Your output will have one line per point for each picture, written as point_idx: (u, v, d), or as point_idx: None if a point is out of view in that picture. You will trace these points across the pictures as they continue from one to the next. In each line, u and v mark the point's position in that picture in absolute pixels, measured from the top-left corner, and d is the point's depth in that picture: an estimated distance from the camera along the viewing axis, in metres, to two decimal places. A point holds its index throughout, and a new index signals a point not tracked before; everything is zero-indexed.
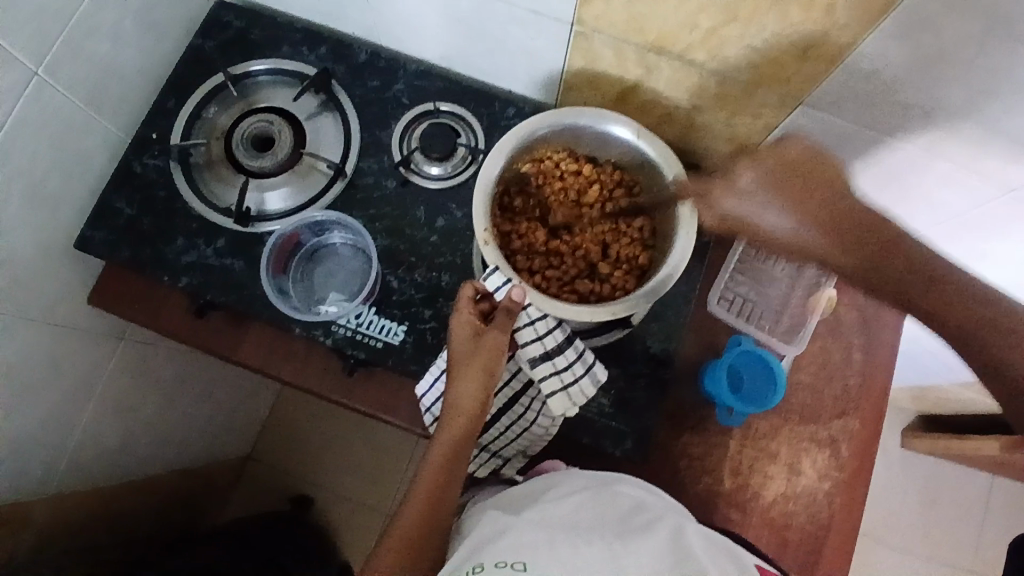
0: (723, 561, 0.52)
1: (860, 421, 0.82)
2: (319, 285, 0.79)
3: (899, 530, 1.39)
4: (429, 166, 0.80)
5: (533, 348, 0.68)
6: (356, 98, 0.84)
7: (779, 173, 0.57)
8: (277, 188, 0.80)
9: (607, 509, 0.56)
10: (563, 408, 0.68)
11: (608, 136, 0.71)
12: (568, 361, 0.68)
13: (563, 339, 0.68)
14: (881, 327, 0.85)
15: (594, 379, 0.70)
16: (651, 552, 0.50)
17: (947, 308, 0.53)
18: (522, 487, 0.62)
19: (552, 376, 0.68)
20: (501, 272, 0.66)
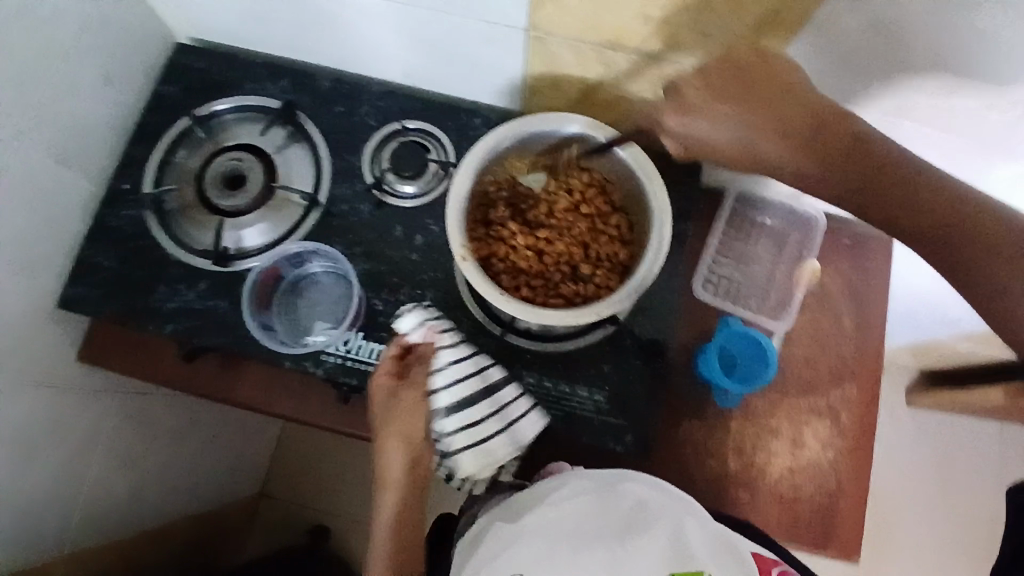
0: (724, 554, 0.53)
1: (857, 388, 0.83)
2: (298, 317, 0.79)
3: (913, 489, 1.39)
4: (402, 186, 0.81)
5: (447, 397, 0.71)
6: (323, 126, 0.84)
7: (719, 88, 0.56)
8: (252, 225, 0.79)
9: (607, 511, 0.56)
10: (471, 464, 0.71)
11: (573, 138, 0.71)
12: (482, 417, 0.71)
13: (478, 392, 0.72)
14: (868, 293, 0.86)
15: (515, 439, 0.72)
16: (648, 551, 0.51)
17: (926, 213, 0.51)
18: (526, 490, 0.62)
19: (464, 431, 0.71)
20: (412, 319, 0.72)
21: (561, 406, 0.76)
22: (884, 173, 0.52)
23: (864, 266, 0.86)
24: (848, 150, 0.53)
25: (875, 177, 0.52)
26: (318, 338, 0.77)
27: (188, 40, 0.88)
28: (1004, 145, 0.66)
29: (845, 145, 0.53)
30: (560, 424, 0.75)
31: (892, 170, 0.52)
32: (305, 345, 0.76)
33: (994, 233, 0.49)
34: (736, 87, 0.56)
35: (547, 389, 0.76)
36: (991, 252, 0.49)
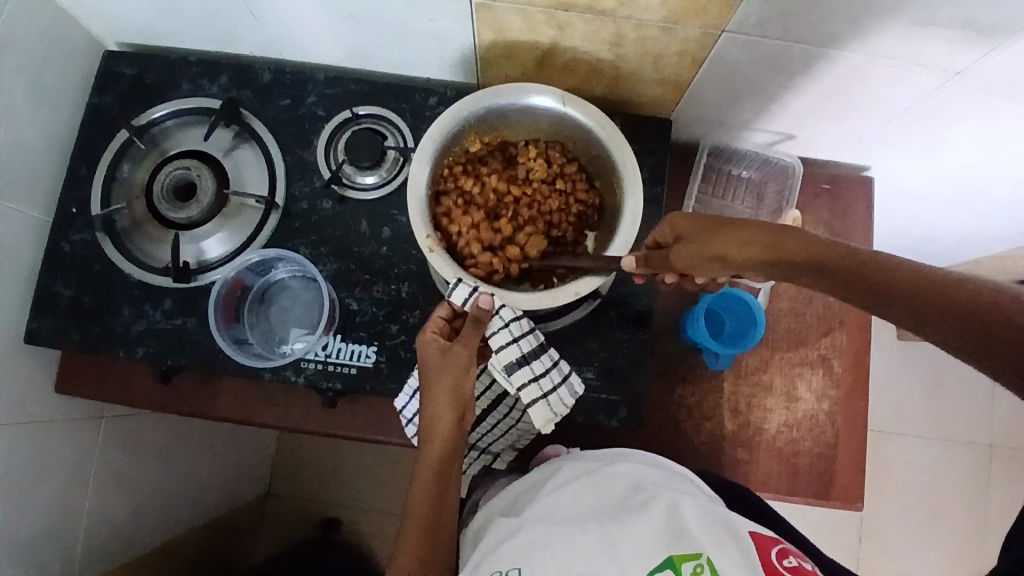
0: (723, 530, 0.53)
1: (848, 335, 0.81)
2: (267, 325, 0.76)
3: (909, 418, 1.41)
4: (362, 177, 0.76)
5: (510, 353, 0.65)
6: (270, 122, 0.79)
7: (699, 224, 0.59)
8: (210, 235, 0.76)
9: (604, 494, 0.57)
10: (544, 418, 0.67)
11: (533, 109, 0.66)
12: (545, 371, 0.68)
13: (535, 347, 0.67)
14: (851, 237, 0.84)
15: (571, 390, 0.69)
16: (642, 533, 0.52)
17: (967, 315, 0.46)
18: (522, 481, 0.63)
19: (532, 383, 0.67)
20: (464, 285, 0.63)
21: None
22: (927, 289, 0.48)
23: (845, 209, 0.85)
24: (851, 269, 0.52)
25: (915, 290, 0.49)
26: (296, 346, 0.73)
27: (117, 45, 0.83)
28: (980, 71, 0.63)
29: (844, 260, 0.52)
30: None
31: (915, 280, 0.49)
32: (284, 356, 0.73)
33: None
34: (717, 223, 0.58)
35: None
36: None
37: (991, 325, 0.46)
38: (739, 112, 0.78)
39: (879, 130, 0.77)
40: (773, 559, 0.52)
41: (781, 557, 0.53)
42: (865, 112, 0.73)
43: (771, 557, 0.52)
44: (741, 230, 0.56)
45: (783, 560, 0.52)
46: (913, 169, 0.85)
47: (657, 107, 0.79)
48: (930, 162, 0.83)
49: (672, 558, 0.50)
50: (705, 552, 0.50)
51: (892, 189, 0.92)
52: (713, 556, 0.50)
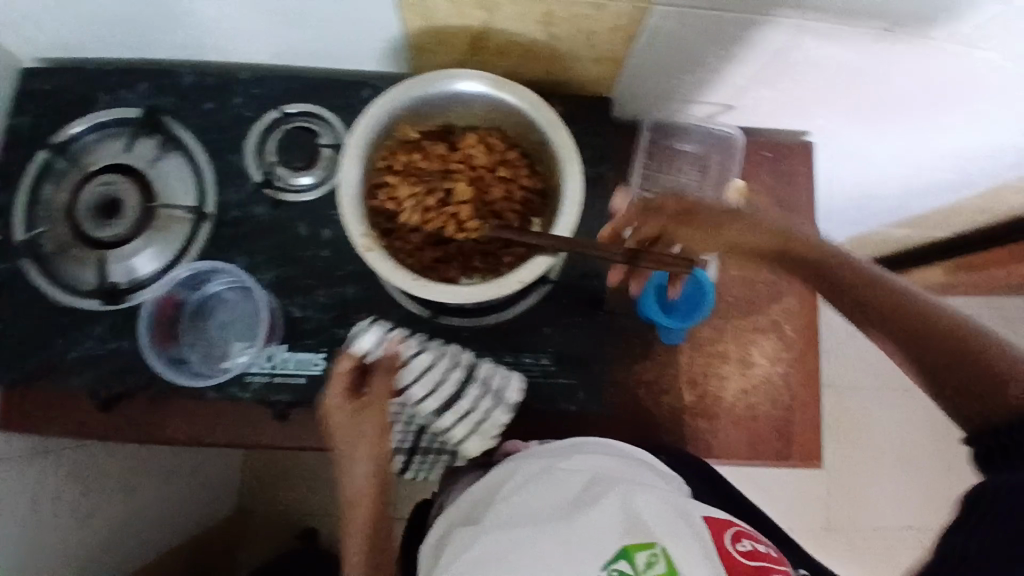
0: (679, 519, 0.53)
1: (798, 299, 0.83)
2: (202, 343, 0.72)
3: (869, 371, 1.45)
4: (296, 178, 0.73)
5: (427, 396, 0.69)
6: (196, 128, 0.75)
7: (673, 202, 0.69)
8: (139, 252, 0.72)
9: (559, 491, 0.57)
10: (479, 446, 0.70)
11: (464, 94, 0.63)
12: (474, 402, 0.70)
13: (459, 381, 0.70)
14: (795, 202, 0.85)
15: (504, 406, 0.70)
16: (598, 526, 0.51)
17: (941, 331, 0.52)
18: (476, 489, 0.63)
19: (459, 422, 0.69)
20: (371, 336, 0.68)
21: None
22: (899, 309, 0.55)
23: (787, 176, 0.86)
24: (839, 287, 0.60)
25: (903, 307, 0.55)
26: (237, 360, 0.70)
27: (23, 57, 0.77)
28: (910, 26, 0.63)
29: (831, 268, 0.61)
30: None
31: (896, 297, 0.56)
32: (225, 372, 0.70)
33: (1000, 367, 0.48)
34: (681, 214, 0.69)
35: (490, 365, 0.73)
36: (981, 376, 0.49)
37: (932, 339, 0.52)
38: (678, 86, 0.77)
39: (817, 94, 0.78)
40: (728, 544, 0.54)
41: (734, 541, 0.55)
42: (803, 76, 0.73)
43: (725, 541, 0.54)
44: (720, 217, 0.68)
45: (737, 543, 0.54)
46: (849, 131, 0.86)
47: (596, 85, 0.78)
48: (867, 122, 0.84)
49: (626, 548, 0.49)
50: (660, 542, 0.50)
51: (831, 152, 0.93)
52: (667, 545, 0.50)
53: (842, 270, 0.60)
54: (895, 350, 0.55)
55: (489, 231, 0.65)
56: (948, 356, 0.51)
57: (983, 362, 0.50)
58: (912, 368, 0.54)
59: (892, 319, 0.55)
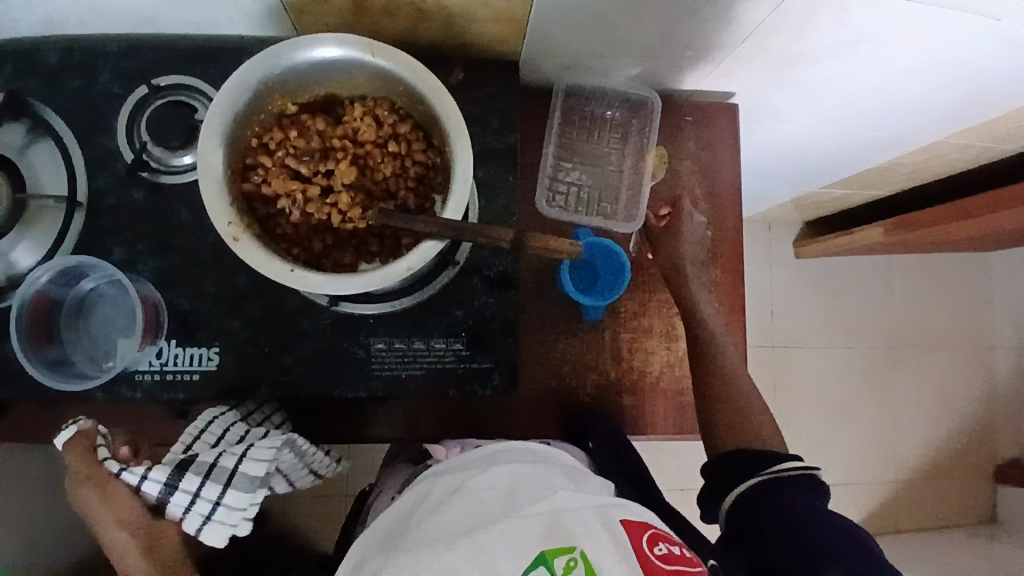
0: (598, 522, 0.52)
1: (722, 268, 0.81)
2: (85, 345, 0.68)
3: (815, 328, 1.45)
4: (176, 158, 0.68)
5: (149, 488, 0.62)
6: (63, 109, 0.69)
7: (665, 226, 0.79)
8: (13, 247, 0.66)
9: (478, 503, 0.53)
10: (223, 531, 0.63)
11: (335, 62, 0.59)
12: (195, 495, 0.61)
13: (169, 474, 0.62)
14: (719, 165, 0.81)
15: (242, 484, 0.63)
16: (516, 538, 0.50)
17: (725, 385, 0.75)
18: (395, 508, 0.58)
19: (189, 512, 0.62)
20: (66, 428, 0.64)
21: (419, 363, 0.70)
22: (719, 385, 0.75)
23: (712, 139, 0.82)
24: (714, 363, 0.75)
25: (714, 361, 0.75)
26: (121, 358, 0.66)
27: None
28: None
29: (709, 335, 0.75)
30: (418, 382, 0.70)
31: (724, 367, 0.75)
32: (111, 371, 0.66)
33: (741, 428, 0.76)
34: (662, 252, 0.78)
35: (400, 350, 0.70)
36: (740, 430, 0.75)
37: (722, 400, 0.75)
38: (585, 46, 0.72)
39: (736, 54, 0.73)
40: (646, 549, 0.52)
41: (653, 543, 0.52)
42: (719, 35, 0.69)
43: (643, 543, 0.52)
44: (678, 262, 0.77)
45: (654, 547, 0.52)
46: (773, 89, 0.83)
47: (501, 46, 0.72)
48: (791, 79, 0.80)
49: (546, 554, 0.49)
50: (579, 546, 0.49)
51: (761, 109, 0.90)
52: (587, 548, 0.49)
53: (724, 378, 0.75)
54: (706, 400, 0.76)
55: (374, 214, 0.61)
56: (729, 428, 0.75)
57: (742, 414, 0.76)
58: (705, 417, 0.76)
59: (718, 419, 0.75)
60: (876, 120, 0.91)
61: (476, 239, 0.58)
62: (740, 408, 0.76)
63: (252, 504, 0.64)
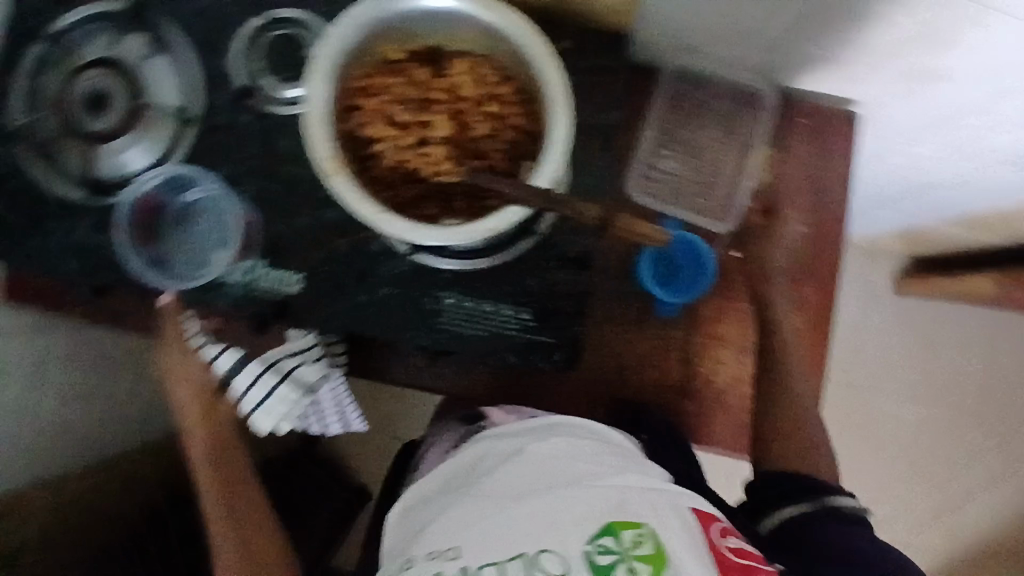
0: (667, 502, 0.48)
1: (814, 287, 0.75)
2: (177, 249, 0.71)
3: (897, 374, 1.35)
4: (285, 90, 0.71)
5: (222, 364, 0.69)
6: (190, 25, 0.72)
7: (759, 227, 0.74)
8: (128, 149, 0.71)
9: (540, 469, 0.50)
10: (267, 420, 0.69)
11: (449, 12, 0.58)
12: (251, 386, 0.68)
13: (237, 362, 0.69)
14: (831, 179, 0.76)
15: (295, 382, 0.69)
16: (582, 506, 0.46)
17: (792, 403, 0.69)
18: (454, 464, 0.56)
19: (245, 393, 0.68)
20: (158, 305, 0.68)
21: (485, 325, 0.70)
22: (786, 403, 0.69)
23: (829, 150, 0.76)
24: (785, 380, 0.70)
25: (783, 377, 0.70)
26: (213, 266, 0.69)
27: None
28: None
29: (783, 348, 0.70)
30: (479, 343, 0.70)
31: (794, 388, 0.70)
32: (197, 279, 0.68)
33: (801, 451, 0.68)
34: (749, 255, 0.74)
35: (467, 308, 0.70)
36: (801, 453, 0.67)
37: (791, 421, 0.68)
38: (709, 32, 0.68)
39: (876, 62, 0.67)
40: (717, 539, 0.46)
41: (723, 535, 0.47)
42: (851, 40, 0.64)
43: (714, 534, 0.47)
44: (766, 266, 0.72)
45: (726, 539, 0.47)
46: (906, 106, 0.76)
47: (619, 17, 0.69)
48: (929, 99, 0.74)
49: (611, 526, 0.44)
50: (648, 523, 0.45)
51: (885, 127, 0.83)
52: (656, 526, 0.45)
53: (791, 398, 0.69)
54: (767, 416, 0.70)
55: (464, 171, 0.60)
56: (789, 449, 0.68)
57: (806, 440, 0.68)
58: (763, 433, 0.69)
59: (780, 439, 0.68)
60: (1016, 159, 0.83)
61: (561, 210, 0.57)
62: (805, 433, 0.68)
63: (298, 402, 0.70)
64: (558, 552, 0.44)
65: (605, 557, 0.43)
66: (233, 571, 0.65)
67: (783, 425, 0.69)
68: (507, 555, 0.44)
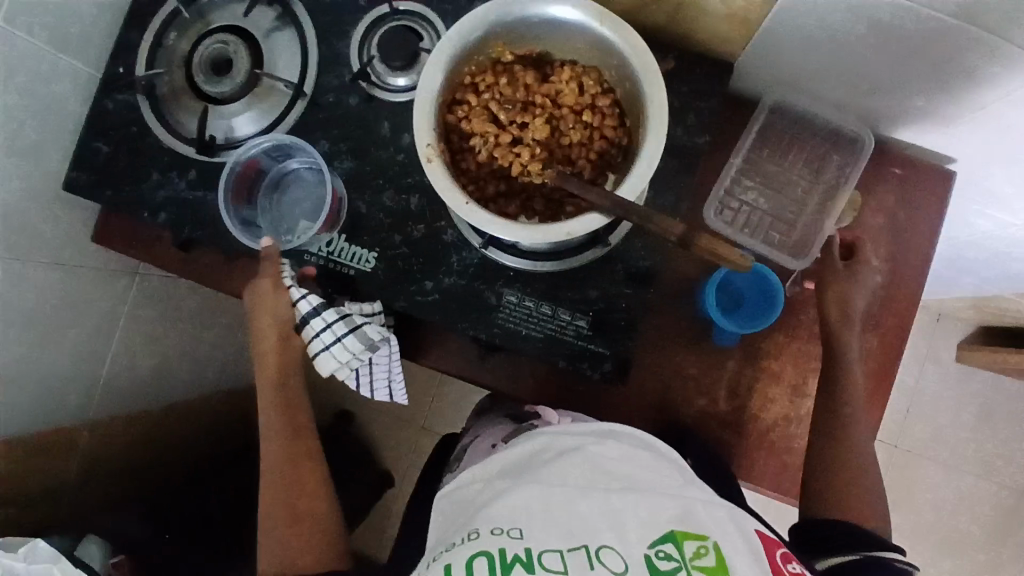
0: (728, 518, 0.49)
1: (879, 339, 0.74)
2: (275, 215, 0.76)
3: (947, 444, 1.30)
4: (393, 78, 0.74)
5: (300, 303, 0.68)
6: (313, 7, 0.77)
7: (838, 267, 0.72)
8: (240, 113, 0.76)
9: (602, 473, 0.52)
10: (329, 365, 0.67)
11: (565, 22, 0.60)
12: (324, 326, 0.67)
13: (319, 304, 0.68)
14: (911, 232, 0.75)
15: (364, 336, 0.68)
16: (645, 511, 0.47)
17: (849, 452, 0.68)
18: (514, 452, 0.57)
19: (315, 335, 0.67)
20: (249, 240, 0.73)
21: (542, 326, 0.72)
22: (842, 450, 0.68)
23: (915, 203, 0.76)
24: (844, 429, 0.68)
25: (841, 425, 0.68)
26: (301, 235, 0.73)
27: None
28: None
29: (846, 393, 0.69)
30: (535, 344, 0.72)
31: (852, 438, 0.68)
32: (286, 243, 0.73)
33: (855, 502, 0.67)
34: (823, 294, 0.72)
35: (528, 308, 0.72)
36: (854, 503, 0.67)
37: (844, 470, 0.67)
38: (811, 69, 0.69)
39: (977, 118, 0.67)
40: (780, 563, 0.47)
41: (787, 560, 0.48)
42: (963, 91, 0.64)
43: (777, 558, 0.47)
44: (843, 307, 0.70)
45: (789, 564, 0.47)
46: (1004, 168, 0.75)
47: (723, 47, 0.70)
48: None
49: (674, 534, 0.46)
50: (712, 537, 0.46)
51: (977, 186, 0.81)
52: (719, 541, 0.46)
53: (846, 448, 0.68)
54: (819, 462, 0.69)
55: (553, 175, 0.62)
56: (840, 499, 0.67)
57: (859, 492, 0.67)
58: (815, 479, 0.68)
59: (832, 488, 0.67)
60: None
61: (642, 225, 0.58)
62: (858, 485, 0.67)
63: (361, 356, 0.68)
64: (621, 550, 0.44)
65: (666, 563, 0.44)
66: (278, 505, 0.67)
67: (837, 473, 0.67)
68: (572, 544, 0.45)
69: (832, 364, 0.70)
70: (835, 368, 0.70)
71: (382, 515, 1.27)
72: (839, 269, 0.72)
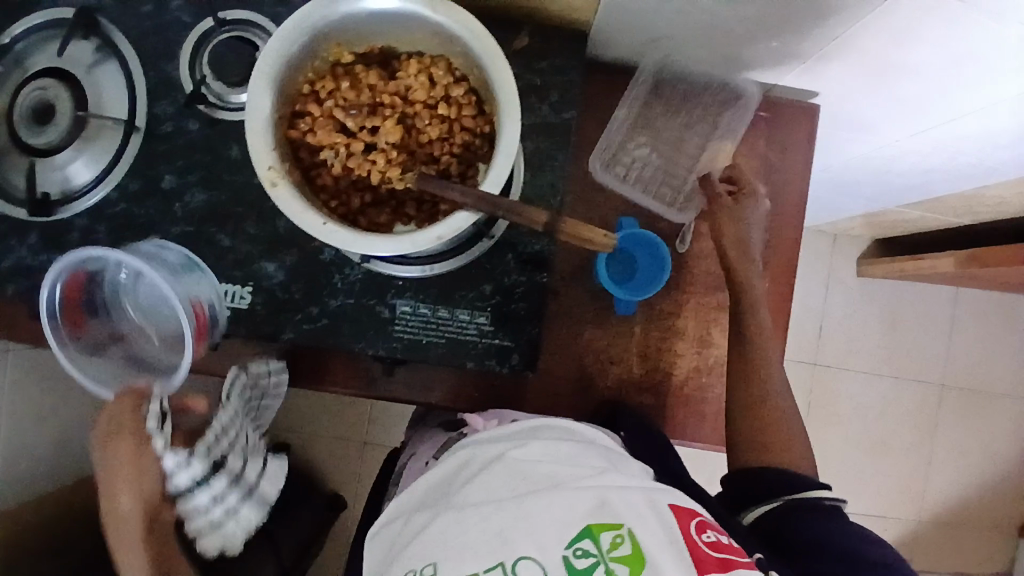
0: (641, 497, 0.48)
1: (771, 280, 0.76)
2: (135, 326, 0.64)
3: (863, 354, 1.38)
4: (233, 96, 0.69)
5: (181, 476, 0.57)
6: (131, 32, 0.70)
7: (731, 210, 0.72)
8: (72, 160, 0.68)
9: (517, 476, 0.49)
10: (218, 542, 0.64)
11: (398, 15, 0.57)
12: (214, 506, 0.60)
13: (202, 473, 0.58)
14: (785, 170, 0.76)
15: (258, 502, 0.65)
16: (558, 512, 0.46)
17: (764, 394, 0.69)
18: (434, 472, 0.54)
19: (200, 513, 0.60)
20: (94, 381, 0.60)
21: (442, 331, 0.70)
22: (758, 392, 0.69)
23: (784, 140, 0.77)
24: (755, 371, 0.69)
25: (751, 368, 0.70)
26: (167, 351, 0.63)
27: None
28: None
29: (754, 336, 0.70)
30: (437, 350, 0.70)
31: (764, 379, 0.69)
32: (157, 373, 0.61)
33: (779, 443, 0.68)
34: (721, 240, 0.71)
35: (423, 315, 0.69)
36: (779, 445, 0.68)
37: (761, 414, 0.69)
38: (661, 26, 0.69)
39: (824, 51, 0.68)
40: (694, 535, 0.47)
41: (701, 530, 0.48)
42: (804, 28, 0.64)
43: (691, 530, 0.47)
44: (739, 250, 0.71)
45: (703, 534, 0.48)
46: (863, 95, 0.77)
47: (572, 14, 0.68)
48: (884, 87, 0.74)
49: (589, 528, 0.45)
50: (626, 523, 0.46)
51: (843, 114, 0.84)
52: (634, 527, 0.45)
53: (759, 390, 0.69)
54: (741, 407, 0.69)
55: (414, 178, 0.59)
56: (766, 442, 0.68)
57: (782, 433, 0.68)
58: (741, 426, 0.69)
59: (757, 432, 0.68)
60: (955, 150, 0.86)
61: (510, 217, 0.56)
62: (780, 426, 0.68)
63: (253, 523, 0.65)
64: (537, 558, 0.44)
65: (583, 560, 0.44)
66: None
67: (759, 416, 0.68)
68: (486, 563, 0.44)
69: (738, 308, 0.71)
70: (741, 312, 0.71)
71: (341, 536, 1.25)
72: (732, 212, 0.72)
